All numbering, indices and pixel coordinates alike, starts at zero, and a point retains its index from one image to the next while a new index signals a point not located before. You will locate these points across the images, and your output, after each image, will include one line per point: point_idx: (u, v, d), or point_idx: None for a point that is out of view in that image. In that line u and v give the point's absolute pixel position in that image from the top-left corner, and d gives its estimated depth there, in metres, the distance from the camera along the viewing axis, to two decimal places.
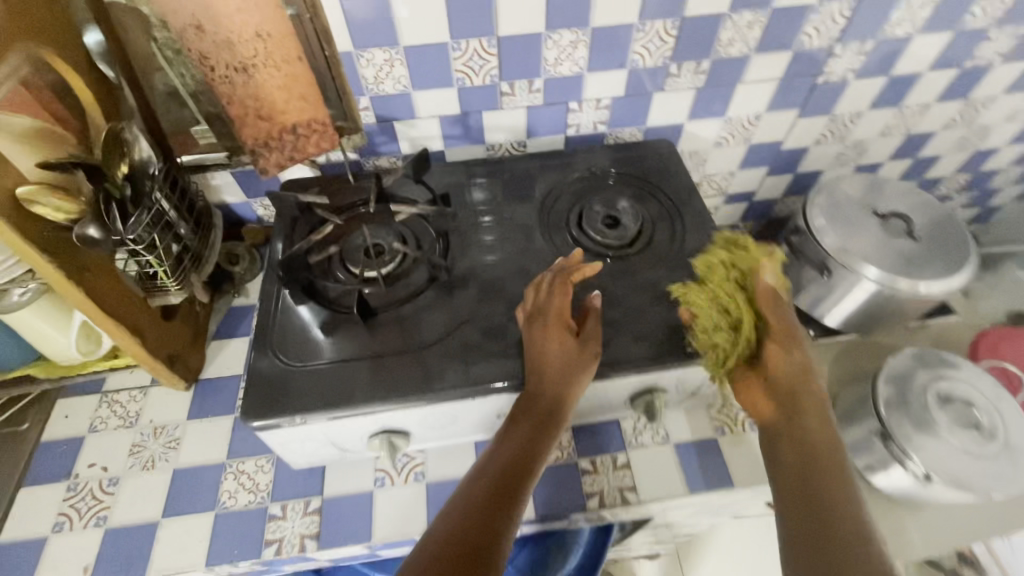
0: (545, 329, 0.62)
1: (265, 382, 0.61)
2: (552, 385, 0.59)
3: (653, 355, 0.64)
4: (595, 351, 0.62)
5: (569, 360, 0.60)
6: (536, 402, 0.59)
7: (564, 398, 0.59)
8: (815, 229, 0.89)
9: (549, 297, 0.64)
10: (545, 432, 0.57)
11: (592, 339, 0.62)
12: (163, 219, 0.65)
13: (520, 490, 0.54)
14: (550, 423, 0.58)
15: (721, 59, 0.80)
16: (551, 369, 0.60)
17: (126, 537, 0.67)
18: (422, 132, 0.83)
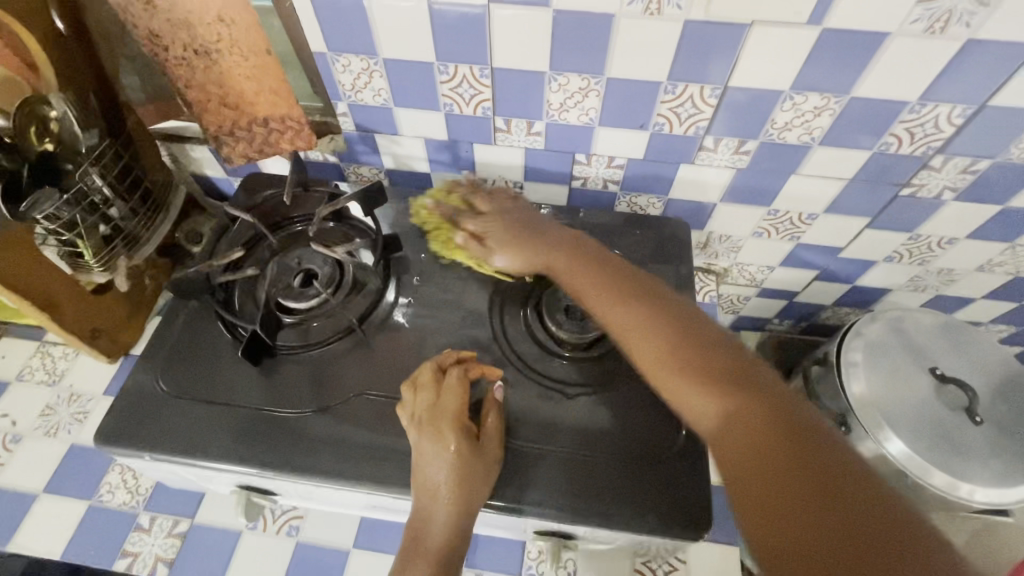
0: (442, 446, 0.51)
1: (133, 408, 0.56)
2: (444, 524, 0.50)
3: (560, 497, 0.53)
4: (490, 478, 0.52)
5: (461, 492, 0.50)
6: (427, 544, 0.50)
7: (458, 537, 0.51)
8: (844, 367, 0.72)
9: (447, 398, 0.53)
10: (443, 575, 0.50)
11: (491, 462, 0.52)
12: (89, 199, 0.61)
13: None
14: (449, 566, 0.50)
15: (771, 142, 0.63)
16: (445, 495, 0.50)
17: (4, 501, 0.67)
18: (406, 151, 0.74)
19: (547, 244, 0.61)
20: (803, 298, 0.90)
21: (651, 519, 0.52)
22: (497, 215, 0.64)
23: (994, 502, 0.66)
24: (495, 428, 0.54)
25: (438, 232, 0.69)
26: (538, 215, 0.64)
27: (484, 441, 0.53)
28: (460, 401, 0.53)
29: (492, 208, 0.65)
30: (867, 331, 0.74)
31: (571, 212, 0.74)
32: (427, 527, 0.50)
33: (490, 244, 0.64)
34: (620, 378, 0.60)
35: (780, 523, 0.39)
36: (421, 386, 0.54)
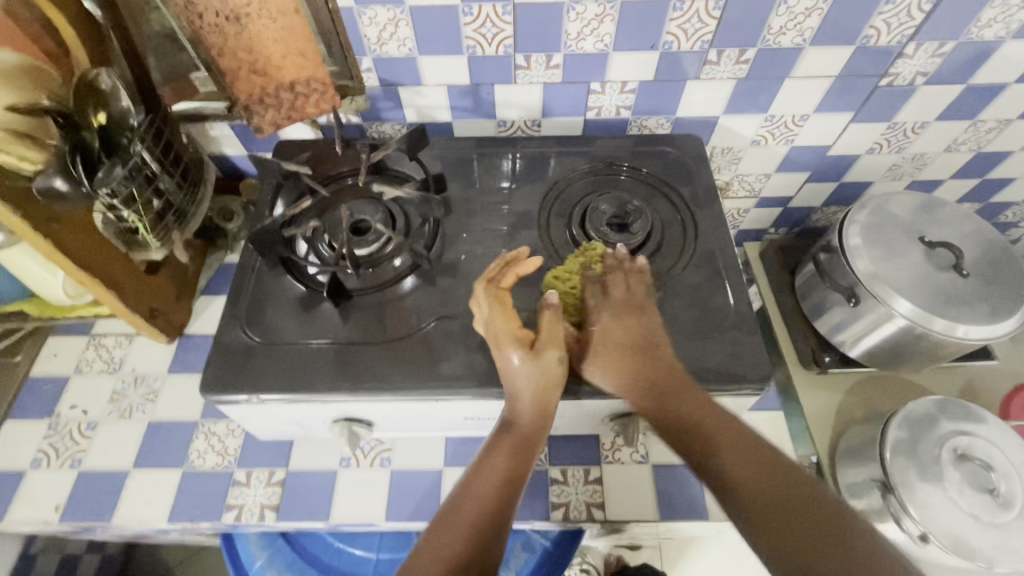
0: (505, 353, 0.55)
1: (230, 355, 0.60)
2: (528, 409, 0.55)
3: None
4: (560, 373, 0.55)
5: (538, 387, 0.55)
6: (515, 427, 0.56)
7: (540, 423, 0.56)
8: (848, 249, 0.81)
9: (497, 317, 0.57)
10: (524, 455, 0.56)
11: (552, 363, 0.55)
12: (144, 173, 0.62)
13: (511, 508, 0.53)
14: (531, 446, 0.56)
15: (768, 49, 0.70)
16: (521, 392, 0.55)
17: (96, 481, 0.69)
18: (429, 101, 0.77)
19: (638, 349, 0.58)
20: (796, 202, 0.99)
21: (719, 380, 0.59)
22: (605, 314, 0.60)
23: (988, 340, 0.76)
24: (551, 335, 0.56)
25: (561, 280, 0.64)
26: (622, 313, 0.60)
27: (541, 346, 0.55)
28: (507, 316, 0.57)
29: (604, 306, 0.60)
30: (859, 217, 0.83)
31: (589, 140, 0.80)
32: (516, 413, 0.56)
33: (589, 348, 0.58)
34: (666, 277, 0.67)
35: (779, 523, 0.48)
36: (480, 304, 0.58)
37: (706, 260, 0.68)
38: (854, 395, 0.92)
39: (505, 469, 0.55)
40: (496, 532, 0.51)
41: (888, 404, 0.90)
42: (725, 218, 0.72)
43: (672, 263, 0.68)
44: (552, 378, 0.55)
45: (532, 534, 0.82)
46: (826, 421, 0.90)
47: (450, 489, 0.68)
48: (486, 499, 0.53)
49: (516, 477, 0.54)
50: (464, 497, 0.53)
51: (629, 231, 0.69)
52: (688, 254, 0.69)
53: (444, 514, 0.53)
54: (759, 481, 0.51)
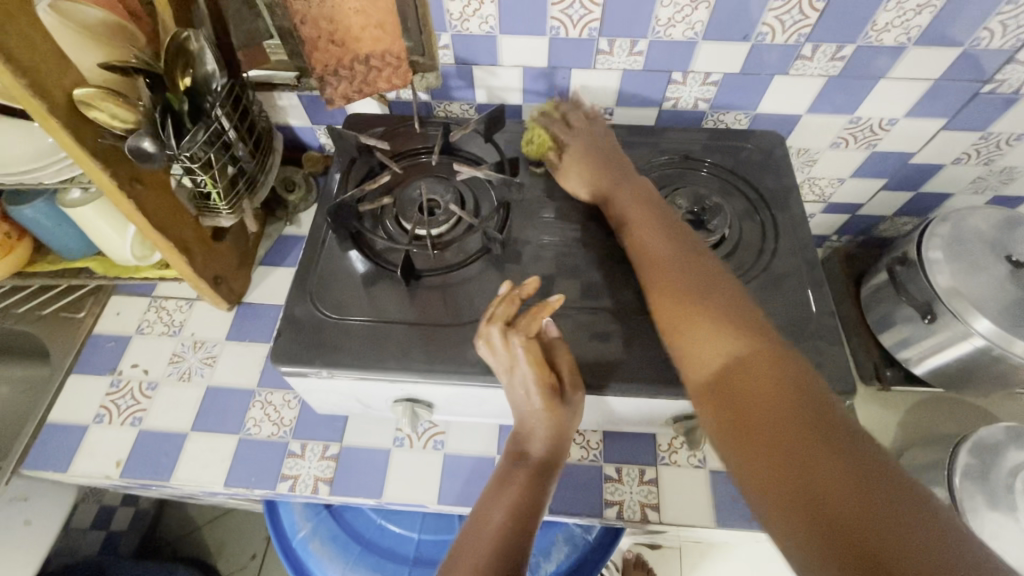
0: (526, 396, 0.54)
1: (299, 328, 0.59)
2: (546, 439, 0.55)
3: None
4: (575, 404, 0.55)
5: (561, 421, 0.54)
6: (530, 455, 0.56)
7: (557, 451, 0.56)
8: (927, 262, 0.77)
9: (524, 365, 0.52)
10: (543, 483, 0.55)
11: (578, 405, 0.55)
12: (221, 138, 0.62)
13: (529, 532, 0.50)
14: (547, 474, 0.56)
15: (868, 46, 0.66)
16: (539, 427, 0.55)
17: (155, 440, 0.70)
18: (503, 83, 0.76)
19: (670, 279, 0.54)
20: (867, 209, 0.95)
21: None
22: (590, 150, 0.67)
23: None
24: (570, 372, 0.55)
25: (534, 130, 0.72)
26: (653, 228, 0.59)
27: (569, 391, 0.54)
28: (538, 367, 0.53)
29: (580, 148, 0.67)
30: (941, 230, 0.79)
31: (663, 132, 0.77)
32: (529, 439, 0.56)
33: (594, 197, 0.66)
34: (742, 277, 0.64)
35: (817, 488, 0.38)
36: (496, 351, 0.54)
37: (786, 264, 0.65)
38: (913, 414, 0.88)
39: (522, 492, 0.53)
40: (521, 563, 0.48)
41: (950, 427, 0.87)
42: (807, 222, 0.69)
43: (748, 264, 0.65)
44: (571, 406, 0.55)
45: (573, 528, 0.81)
46: (883, 439, 0.87)
47: None
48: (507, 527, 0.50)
49: (538, 504, 0.52)
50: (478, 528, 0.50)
51: (706, 227, 0.67)
52: (767, 257, 0.66)
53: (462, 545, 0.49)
54: (789, 425, 0.41)
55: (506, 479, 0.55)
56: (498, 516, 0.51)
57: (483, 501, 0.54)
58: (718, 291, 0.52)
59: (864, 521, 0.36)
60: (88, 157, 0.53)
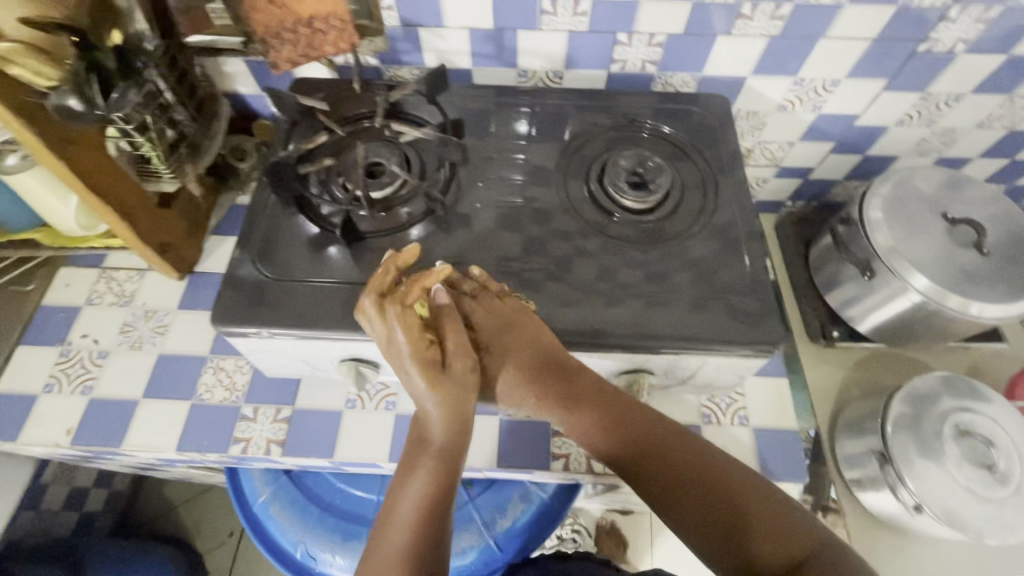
0: (411, 380, 0.53)
1: (242, 290, 0.60)
2: (441, 428, 0.55)
3: (670, 327, 0.59)
4: (467, 383, 0.55)
5: (447, 405, 0.54)
6: (429, 445, 0.55)
7: (457, 434, 0.55)
8: (868, 222, 0.80)
9: (403, 335, 0.52)
10: (447, 473, 0.54)
11: (463, 379, 0.55)
12: (157, 100, 0.61)
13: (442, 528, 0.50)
14: (450, 461, 0.55)
15: (806, 4, 0.67)
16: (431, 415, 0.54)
17: (107, 408, 0.70)
18: (450, 46, 0.75)
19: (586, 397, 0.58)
20: (818, 174, 0.97)
21: (729, 337, 0.59)
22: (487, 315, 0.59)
23: (1001, 319, 0.75)
24: (458, 348, 0.55)
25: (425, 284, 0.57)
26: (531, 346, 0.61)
27: (451, 366, 0.54)
28: (411, 334, 0.52)
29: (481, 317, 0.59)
30: (882, 190, 0.82)
31: (612, 95, 0.78)
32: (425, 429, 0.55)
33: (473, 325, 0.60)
34: (682, 234, 0.66)
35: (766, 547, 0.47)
36: (375, 323, 0.53)
37: (724, 221, 0.67)
38: (858, 370, 0.92)
39: (428, 483, 0.52)
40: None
41: (891, 382, 0.90)
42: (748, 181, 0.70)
43: (690, 223, 0.67)
44: (456, 389, 0.55)
45: (529, 486, 0.84)
46: (829, 395, 0.90)
47: None
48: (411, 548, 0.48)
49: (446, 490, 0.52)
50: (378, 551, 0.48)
51: (648, 186, 0.68)
52: (706, 215, 0.67)
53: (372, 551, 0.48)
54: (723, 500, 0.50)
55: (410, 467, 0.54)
56: (403, 518, 0.50)
57: (392, 493, 0.53)
58: (667, 450, 0.55)
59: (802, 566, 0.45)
60: (10, 115, 0.52)
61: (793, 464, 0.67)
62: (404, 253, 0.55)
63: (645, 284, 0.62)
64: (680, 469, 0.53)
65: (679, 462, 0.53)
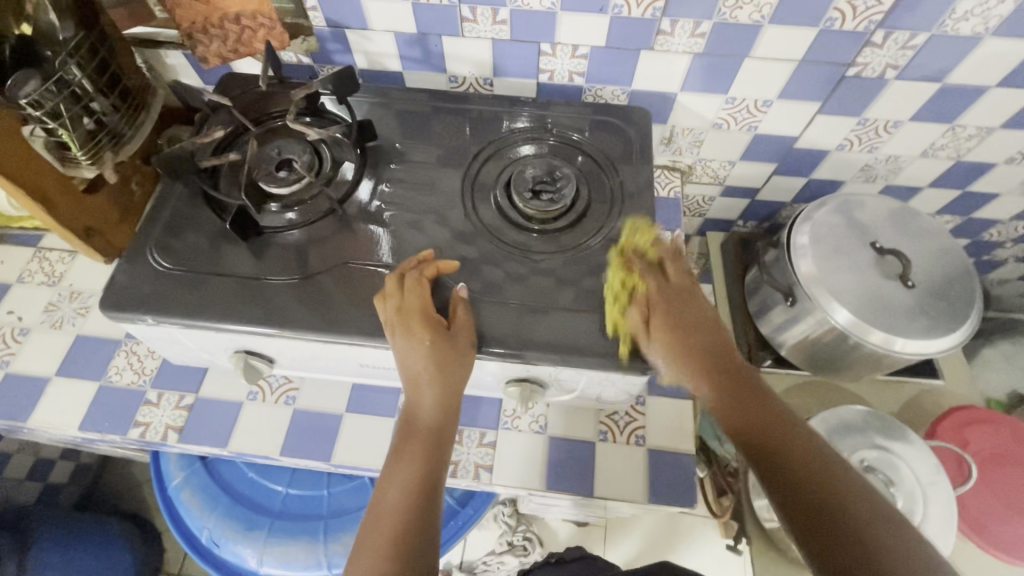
0: (412, 348, 0.56)
1: (136, 278, 0.61)
2: (432, 407, 0.58)
3: (548, 340, 0.59)
4: (466, 357, 0.58)
5: (441, 377, 0.57)
6: (419, 425, 0.58)
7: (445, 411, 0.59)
8: (794, 247, 0.78)
9: (413, 301, 0.57)
10: (433, 453, 0.58)
11: (461, 346, 0.57)
12: (71, 89, 0.63)
13: (430, 507, 0.55)
14: (439, 440, 0.58)
15: (725, 23, 0.66)
16: (425, 384, 0.57)
17: (21, 383, 0.72)
18: (378, 48, 0.76)
19: (713, 339, 0.63)
20: (764, 195, 0.95)
21: (607, 354, 0.58)
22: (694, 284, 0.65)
23: (921, 354, 0.74)
24: (463, 322, 0.58)
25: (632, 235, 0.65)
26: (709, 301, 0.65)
27: (455, 331, 0.58)
28: (423, 300, 0.58)
29: (677, 278, 0.64)
30: (814, 215, 0.80)
31: (538, 104, 0.77)
32: (417, 410, 0.59)
33: (378, 336, 0.59)
34: (580, 246, 0.65)
35: (823, 481, 0.53)
36: (393, 293, 0.58)
37: (626, 235, 0.66)
38: (788, 398, 0.90)
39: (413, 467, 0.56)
40: (417, 558, 0.52)
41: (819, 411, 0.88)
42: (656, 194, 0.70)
43: (592, 236, 0.66)
44: (460, 360, 0.57)
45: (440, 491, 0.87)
46: None
47: (349, 434, 0.69)
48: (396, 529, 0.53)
49: (432, 473, 0.56)
50: (371, 528, 0.53)
51: (553, 197, 0.67)
52: (609, 229, 0.67)
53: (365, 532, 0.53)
54: (788, 440, 0.56)
55: (405, 449, 0.58)
56: (393, 505, 0.54)
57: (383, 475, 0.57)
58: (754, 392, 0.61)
59: (853, 506, 0.51)
60: None
61: (684, 488, 0.66)
62: (425, 257, 0.62)
63: (534, 296, 0.62)
64: (759, 403, 0.60)
65: (757, 402, 0.60)
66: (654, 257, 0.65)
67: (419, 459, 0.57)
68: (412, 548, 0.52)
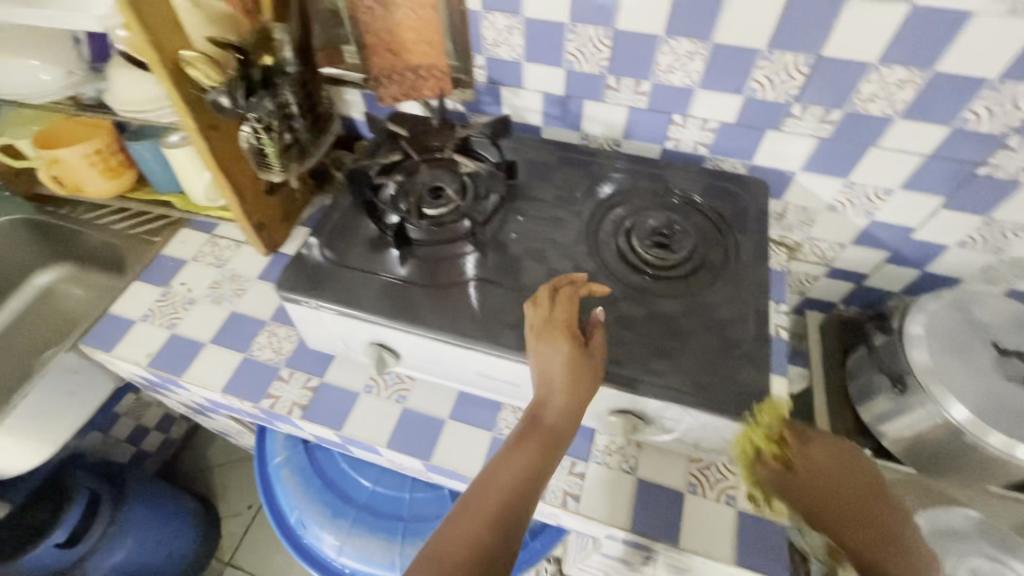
0: (558, 349, 0.60)
1: (308, 267, 0.72)
2: (560, 410, 0.58)
3: (659, 379, 0.62)
4: (594, 374, 0.59)
5: (573, 383, 0.58)
6: (543, 423, 0.58)
7: (569, 418, 0.58)
8: (906, 335, 0.78)
9: (559, 313, 0.62)
10: (546, 452, 0.57)
11: (591, 365, 0.59)
12: (285, 110, 0.76)
13: (525, 510, 0.53)
14: (555, 446, 0.58)
15: (855, 113, 0.71)
16: (558, 386, 0.58)
17: (181, 344, 0.84)
18: (524, 104, 0.87)
19: (854, 503, 0.56)
20: (871, 281, 0.95)
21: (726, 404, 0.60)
22: (827, 465, 0.58)
23: None
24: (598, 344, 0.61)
25: (750, 432, 0.59)
26: (860, 466, 0.58)
27: (591, 348, 0.61)
28: (569, 316, 0.62)
29: (811, 445, 0.59)
30: (929, 306, 0.80)
31: (662, 167, 0.84)
32: (545, 410, 0.59)
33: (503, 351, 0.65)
34: (691, 295, 0.69)
35: None
36: (542, 306, 0.63)
37: (738, 294, 0.69)
38: None
39: (526, 465, 0.55)
40: (501, 558, 0.49)
41: None
42: (766, 250, 0.74)
43: (706, 289, 0.70)
44: (588, 375, 0.59)
45: None
46: None
47: (449, 440, 0.75)
48: (495, 514, 0.52)
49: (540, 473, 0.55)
50: (471, 503, 0.53)
51: (671, 248, 0.73)
52: (721, 284, 0.70)
53: (464, 506, 0.52)
54: None
55: (520, 445, 0.57)
56: (499, 485, 0.54)
57: (496, 458, 0.57)
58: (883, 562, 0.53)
59: None
60: (181, 102, 0.68)
61: (773, 556, 0.65)
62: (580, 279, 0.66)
63: (646, 336, 0.65)
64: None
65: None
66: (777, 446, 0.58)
67: (533, 453, 0.56)
68: (499, 546, 0.50)
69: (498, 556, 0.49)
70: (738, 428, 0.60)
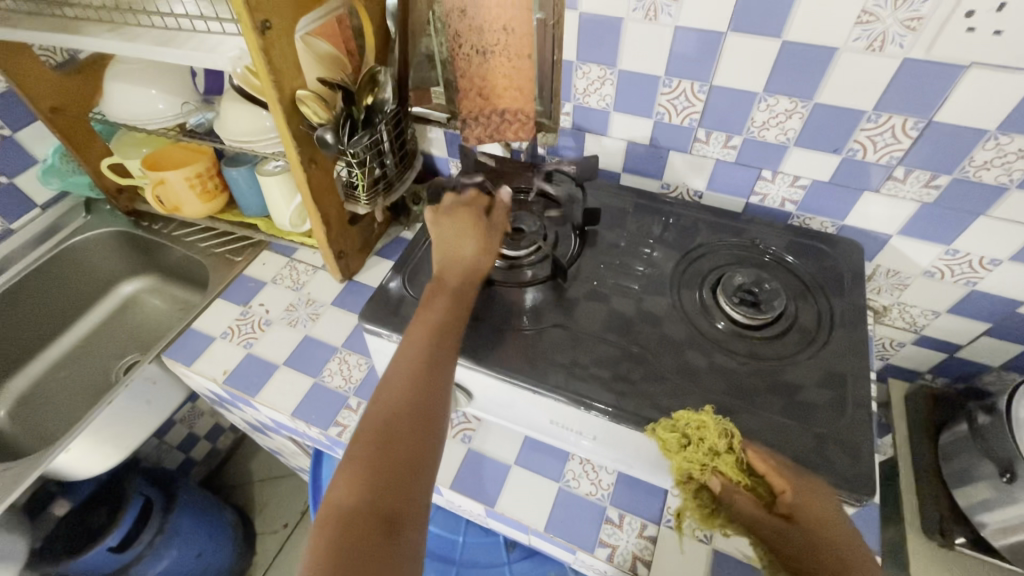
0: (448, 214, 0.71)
1: (390, 301, 0.72)
2: (458, 266, 0.66)
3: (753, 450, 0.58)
4: (468, 223, 0.70)
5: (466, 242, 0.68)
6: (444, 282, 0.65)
7: (468, 271, 0.67)
8: (1014, 419, 0.71)
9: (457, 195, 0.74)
10: (453, 302, 0.63)
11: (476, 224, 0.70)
12: (378, 147, 0.79)
13: (449, 358, 0.59)
14: (463, 294, 0.65)
15: (965, 180, 0.68)
16: (451, 245, 0.68)
17: (255, 364, 0.87)
18: (607, 151, 0.88)
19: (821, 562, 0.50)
20: (966, 354, 0.89)
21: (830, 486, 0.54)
22: (816, 515, 0.52)
23: None
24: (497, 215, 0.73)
25: (692, 451, 0.57)
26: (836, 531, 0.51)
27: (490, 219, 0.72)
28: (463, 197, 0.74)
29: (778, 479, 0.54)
30: None
31: (746, 222, 0.82)
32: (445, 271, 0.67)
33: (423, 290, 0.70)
34: (782, 359, 0.66)
35: None
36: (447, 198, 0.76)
37: (833, 361, 0.66)
38: None
39: (437, 318, 0.61)
40: (431, 403, 0.53)
41: None
42: (861, 314, 0.70)
43: (799, 353, 0.66)
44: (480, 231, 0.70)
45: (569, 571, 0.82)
46: None
47: (514, 487, 0.73)
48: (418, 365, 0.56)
49: (450, 318, 0.61)
50: (400, 368, 0.56)
51: (761, 307, 0.69)
52: (814, 350, 0.67)
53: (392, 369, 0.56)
54: None
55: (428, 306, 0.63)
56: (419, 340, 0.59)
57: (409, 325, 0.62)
58: None
59: None
60: (289, 136, 0.72)
61: None
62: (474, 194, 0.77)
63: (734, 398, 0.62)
64: None
65: None
66: (712, 462, 0.57)
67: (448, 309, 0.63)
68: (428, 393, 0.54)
69: (429, 398, 0.54)
70: (676, 453, 0.58)
